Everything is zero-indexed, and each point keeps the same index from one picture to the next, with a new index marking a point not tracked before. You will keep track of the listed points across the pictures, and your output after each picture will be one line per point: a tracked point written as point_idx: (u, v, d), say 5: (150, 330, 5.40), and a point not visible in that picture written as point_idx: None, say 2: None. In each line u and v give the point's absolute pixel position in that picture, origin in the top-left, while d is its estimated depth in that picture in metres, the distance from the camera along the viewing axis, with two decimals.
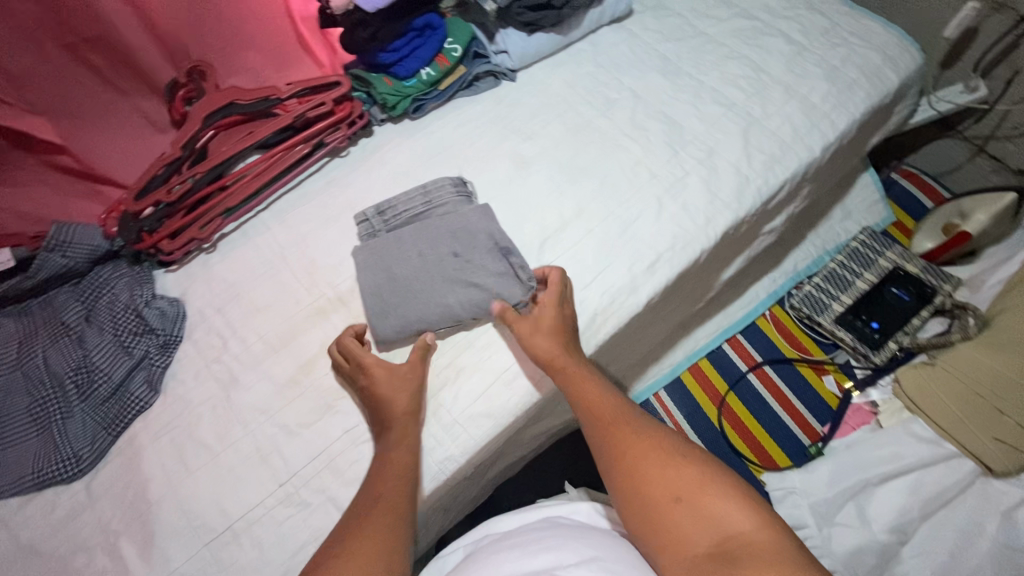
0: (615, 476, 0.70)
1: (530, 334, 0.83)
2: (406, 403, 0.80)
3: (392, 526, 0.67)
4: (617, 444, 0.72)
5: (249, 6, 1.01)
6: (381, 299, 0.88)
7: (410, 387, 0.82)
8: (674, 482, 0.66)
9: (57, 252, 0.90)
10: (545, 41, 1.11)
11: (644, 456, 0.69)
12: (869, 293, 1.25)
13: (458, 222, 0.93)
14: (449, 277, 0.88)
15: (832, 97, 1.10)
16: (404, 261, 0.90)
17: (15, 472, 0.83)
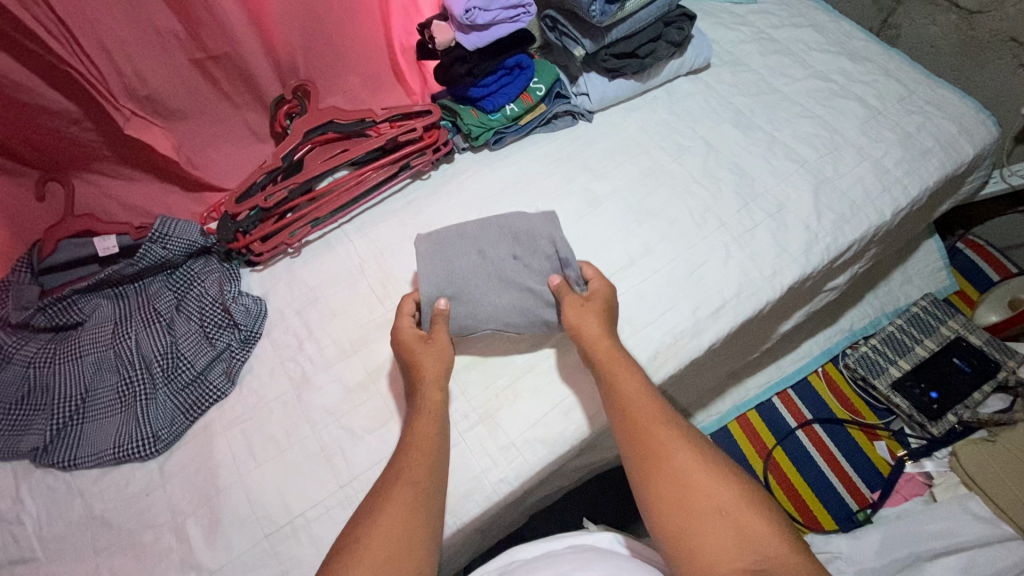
0: (648, 475, 0.69)
1: (580, 320, 0.85)
2: (433, 367, 0.83)
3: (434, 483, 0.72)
4: (656, 444, 0.70)
5: (358, 36, 1.07)
6: (441, 291, 0.90)
7: (441, 354, 0.85)
8: (713, 493, 0.65)
9: (159, 244, 0.97)
10: (624, 87, 1.16)
11: (684, 462, 0.68)
12: (928, 361, 1.23)
13: (522, 224, 0.95)
14: (505, 277, 0.91)
15: (905, 163, 1.11)
16: (466, 261, 0.92)
17: (98, 445, 0.88)
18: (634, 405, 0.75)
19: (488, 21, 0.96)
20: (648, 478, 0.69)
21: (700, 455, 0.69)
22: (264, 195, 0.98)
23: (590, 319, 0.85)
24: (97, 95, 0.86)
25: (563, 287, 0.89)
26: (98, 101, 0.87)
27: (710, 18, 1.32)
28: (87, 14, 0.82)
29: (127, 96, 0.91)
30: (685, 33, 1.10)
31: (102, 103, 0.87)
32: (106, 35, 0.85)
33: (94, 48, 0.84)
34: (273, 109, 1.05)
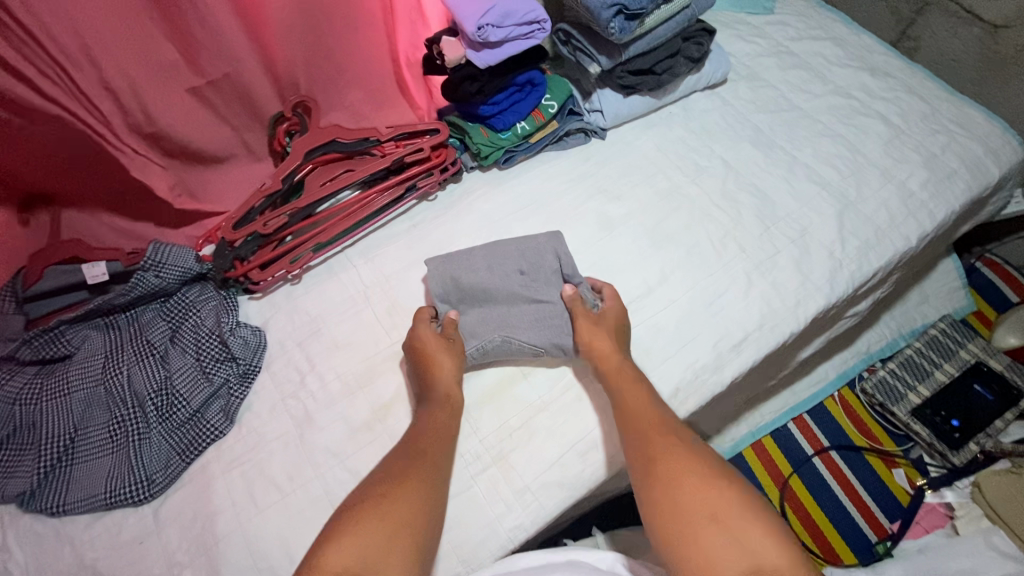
0: (647, 479, 0.72)
1: (590, 333, 0.86)
2: (449, 374, 0.84)
3: (420, 484, 0.72)
4: (656, 450, 0.73)
5: (361, 50, 1.00)
6: (449, 305, 0.91)
7: (456, 356, 0.86)
8: (706, 496, 0.67)
9: (152, 272, 0.92)
10: (639, 103, 1.11)
11: (680, 466, 0.71)
12: (948, 386, 1.19)
13: (529, 241, 0.94)
14: (513, 293, 0.91)
15: (931, 185, 1.07)
16: (476, 280, 0.91)
17: (89, 489, 0.83)
18: (636, 413, 0.78)
19: (501, 39, 0.90)
20: (647, 481, 0.71)
21: (696, 461, 0.71)
22: (263, 221, 0.93)
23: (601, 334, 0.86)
24: (99, 139, 0.83)
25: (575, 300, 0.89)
26: (102, 145, 0.85)
27: (726, 29, 1.28)
28: (78, 38, 0.75)
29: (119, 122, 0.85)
30: (704, 49, 1.06)
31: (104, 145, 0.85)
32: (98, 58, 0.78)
33: (84, 78, 0.78)
34: (271, 126, 1.00)
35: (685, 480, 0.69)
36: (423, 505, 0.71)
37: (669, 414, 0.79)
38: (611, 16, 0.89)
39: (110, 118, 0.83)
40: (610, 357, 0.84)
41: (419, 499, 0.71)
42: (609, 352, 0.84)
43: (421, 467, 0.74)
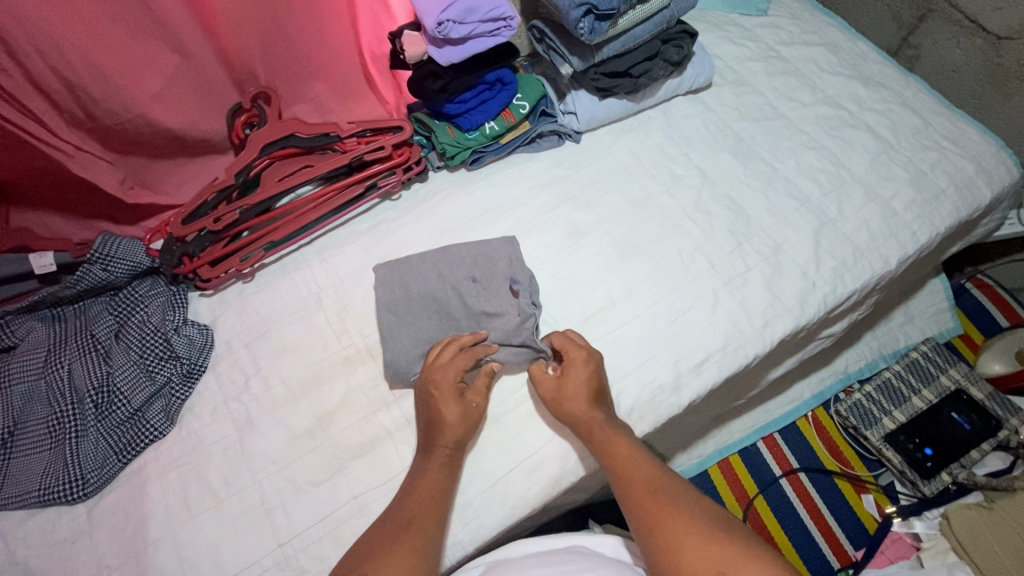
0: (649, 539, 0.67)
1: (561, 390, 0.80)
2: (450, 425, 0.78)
3: (429, 520, 0.71)
4: (654, 506, 0.69)
5: (324, 43, 0.96)
6: (395, 314, 0.89)
7: (470, 408, 0.80)
8: (713, 549, 0.63)
9: (99, 265, 0.90)
10: (615, 107, 1.07)
11: (682, 520, 0.67)
12: (925, 414, 1.15)
13: (481, 247, 0.93)
14: (461, 299, 0.88)
15: (916, 206, 1.03)
16: (425, 286, 0.90)
17: (22, 486, 0.81)
18: (625, 463, 0.74)
19: (463, 35, 0.86)
20: (648, 541, 0.67)
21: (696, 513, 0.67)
22: (213, 217, 0.90)
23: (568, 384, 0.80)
24: (32, 140, 0.82)
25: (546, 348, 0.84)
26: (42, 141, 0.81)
27: (715, 31, 1.22)
28: (14, 25, 0.71)
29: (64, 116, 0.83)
30: (684, 53, 1.01)
31: (41, 147, 0.83)
32: (40, 52, 0.75)
33: (8, 80, 0.76)
34: (229, 118, 0.96)
35: (687, 536, 0.65)
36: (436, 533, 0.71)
37: (659, 464, 0.75)
38: (580, 15, 0.85)
39: (42, 116, 0.81)
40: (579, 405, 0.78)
41: (426, 535, 0.70)
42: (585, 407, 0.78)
43: (432, 499, 0.73)
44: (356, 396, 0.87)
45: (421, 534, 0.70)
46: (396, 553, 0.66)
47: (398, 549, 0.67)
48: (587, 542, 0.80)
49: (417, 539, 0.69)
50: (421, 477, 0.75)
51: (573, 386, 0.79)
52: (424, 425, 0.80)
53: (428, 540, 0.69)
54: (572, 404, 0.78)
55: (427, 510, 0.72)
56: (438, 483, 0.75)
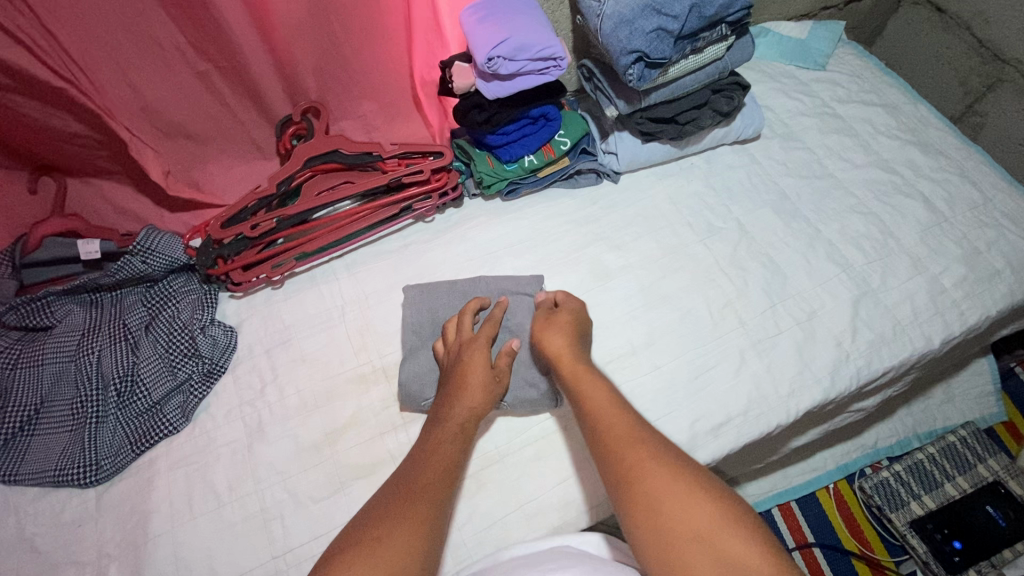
0: (625, 506, 0.63)
1: (551, 338, 0.81)
2: (478, 399, 0.78)
3: (441, 485, 0.68)
4: (629, 467, 0.65)
5: (377, 62, 0.99)
6: (420, 338, 0.90)
7: (493, 383, 0.80)
8: (694, 519, 0.59)
9: (140, 257, 0.93)
10: (657, 151, 1.06)
11: (660, 484, 0.63)
12: (956, 503, 1.08)
13: (510, 282, 0.94)
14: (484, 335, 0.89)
15: (966, 284, 0.98)
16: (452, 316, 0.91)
17: (40, 463, 0.84)
18: (602, 423, 0.70)
19: (513, 72, 0.86)
20: (626, 508, 0.63)
21: (677, 476, 0.63)
22: (251, 223, 0.93)
23: (553, 332, 0.82)
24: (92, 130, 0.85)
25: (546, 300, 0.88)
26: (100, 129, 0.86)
27: (770, 81, 1.20)
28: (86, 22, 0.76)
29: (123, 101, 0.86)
30: (734, 104, 1.00)
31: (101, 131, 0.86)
32: (108, 46, 0.80)
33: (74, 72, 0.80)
34: (278, 129, 0.99)
35: (660, 499, 0.61)
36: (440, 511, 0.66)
37: (641, 419, 0.71)
38: (630, 62, 0.84)
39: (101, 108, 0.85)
40: (568, 354, 0.79)
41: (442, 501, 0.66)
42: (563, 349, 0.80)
43: (445, 472, 0.70)
44: (365, 415, 0.88)
45: (437, 498, 0.66)
46: (407, 512, 0.63)
47: (406, 512, 0.63)
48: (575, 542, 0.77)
49: (436, 495, 0.67)
50: (434, 445, 0.73)
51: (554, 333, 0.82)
52: (438, 404, 0.79)
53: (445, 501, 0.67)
54: (557, 354, 0.80)
55: (433, 483, 0.68)
56: (453, 452, 0.73)
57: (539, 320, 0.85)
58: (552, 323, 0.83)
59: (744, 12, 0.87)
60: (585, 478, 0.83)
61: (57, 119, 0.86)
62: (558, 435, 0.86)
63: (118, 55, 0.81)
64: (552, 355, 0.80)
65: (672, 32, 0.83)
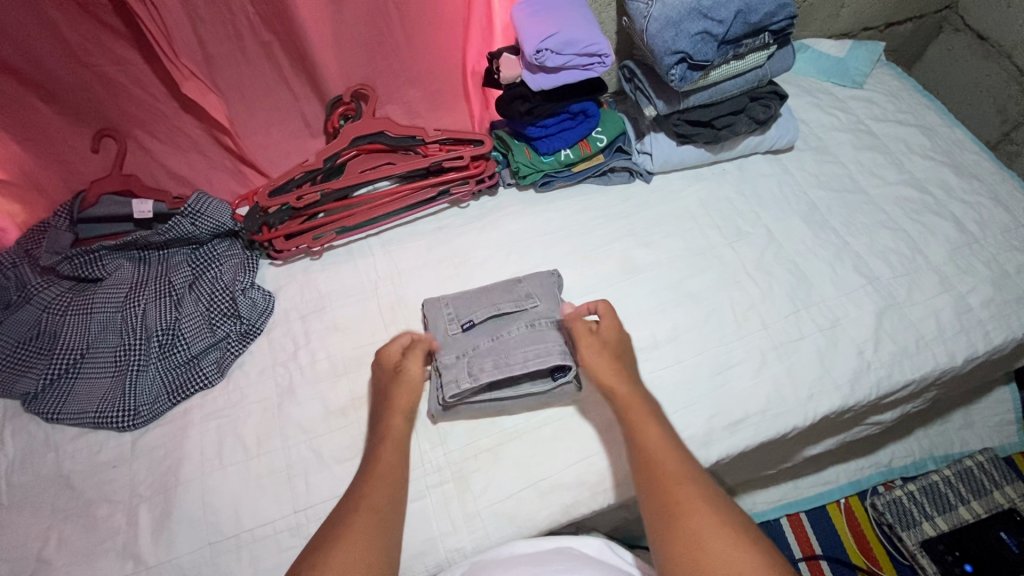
0: (663, 539, 0.65)
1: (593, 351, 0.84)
2: (404, 402, 0.82)
3: (388, 493, 0.74)
4: (677, 502, 0.67)
5: (428, 49, 1.03)
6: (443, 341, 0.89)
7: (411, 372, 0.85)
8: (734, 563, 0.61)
9: (189, 219, 0.97)
10: (691, 154, 1.08)
11: (706, 527, 0.64)
12: (971, 528, 1.07)
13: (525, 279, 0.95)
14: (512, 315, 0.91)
15: (993, 305, 0.98)
16: (483, 313, 0.90)
17: (82, 405, 0.89)
18: (656, 459, 0.72)
19: (558, 65, 0.90)
20: (664, 536, 0.65)
21: (724, 520, 0.65)
22: (297, 195, 0.97)
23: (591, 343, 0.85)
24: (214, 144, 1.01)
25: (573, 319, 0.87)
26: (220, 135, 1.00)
27: (806, 96, 1.22)
28: None
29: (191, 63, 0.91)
30: (770, 112, 1.02)
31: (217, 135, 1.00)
32: (185, 11, 0.85)
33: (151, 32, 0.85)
34: (329, 108, 1.03)
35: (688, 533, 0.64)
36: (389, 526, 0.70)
37: (693, 461, 0.73)
38: (673, 63, 0.87)
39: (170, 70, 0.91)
40: (608, 367, 0.83)
41: (382, 509, 0.71)
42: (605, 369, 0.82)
43: (387, 479, 0.75)
44: None
45: (375, 508, 0.71)
46: (351, 530, 0.67)
47: (358, 525, 0.68)
48: (577, 544, 0.79)
49: (375, 527, 0.69)
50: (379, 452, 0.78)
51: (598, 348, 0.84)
52: (378, 409, 0.83)
53: (392, 499, 0.73)
54: (598, 364, 0.83)
55: (376, 497, 0.72)
56: (392, 461, 0.77)
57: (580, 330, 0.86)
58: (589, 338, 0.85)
59: (788, 22, 0.90)
60: (598, 460, 0.85)
61: (128, 76, 0.92)
62: (576, 418, 0.88)
63: (193, 20, 0.87)
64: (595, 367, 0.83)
65: (716, 36, 0.86)
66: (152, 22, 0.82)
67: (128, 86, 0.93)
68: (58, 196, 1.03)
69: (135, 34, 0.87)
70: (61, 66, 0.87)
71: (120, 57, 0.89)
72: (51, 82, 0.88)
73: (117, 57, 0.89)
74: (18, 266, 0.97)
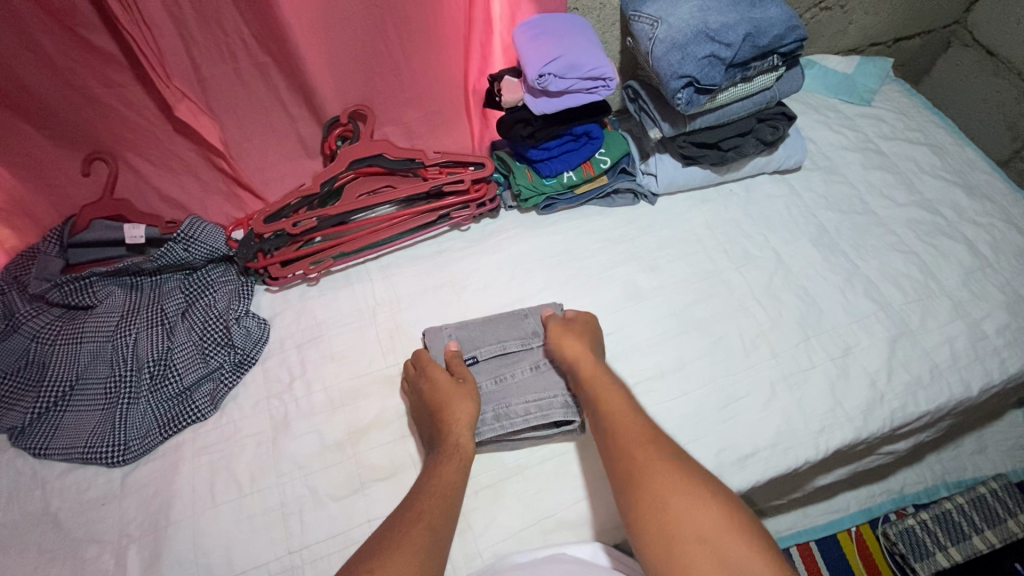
0: (628, 499, 0.66)
1: (567, 339, 0.85)
2: (463, 417, 0.79)
3: (443, 513, 0.69)
4: (643, 460, 0.67)
5: (428, 70, 1.01)
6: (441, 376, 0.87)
7: (462, 382, 0.82)
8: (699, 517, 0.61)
9: (182, 245, 0.94)
10: (697, 175, 1.06)
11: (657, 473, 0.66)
12: (985, 559, 1.04)
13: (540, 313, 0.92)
14: (516, 354, 0.89)
15: (1009, 332, 0.95)
16: (487, 350, 0.88)
17: (71, 440, 0.86)
18: (611, 421, 0.73)
19: (561, 89, 0.87)
20: (629, 493, 0.66)
21: (678, 468, 0.66)
22: (293, 221, 0.94)
23: (571, 337, 0.84)
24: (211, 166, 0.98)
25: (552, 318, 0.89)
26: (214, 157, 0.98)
27: (813, 114, 1.20)
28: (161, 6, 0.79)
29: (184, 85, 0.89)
30: (778, 134, 1.00)
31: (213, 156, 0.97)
32: (178, 32, 0.83)
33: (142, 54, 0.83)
34: (325, 130, 1.01)
35: (642, 477, 0.66)
36: (443, 546, 0.66)
37: (660, 429, 0.72)
38: (679, 87, 0.84)
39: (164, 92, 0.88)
40: (587, 356, 0.82)
41: (439, 527, 0.67)
42: (581, 353, 0.82)
43: (445, 501, 0.70)
44: (389, 416, 0.88)
45: (434, 526, 0.67)
46: (406, 542, 0.64)
47: (412, 534, 0.65)
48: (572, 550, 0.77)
49: (427, 536, 0.65)
50: (436, 470, 0.74)
51: (573, 335, 0.85)
52: (434, 428, 0.79)
53: (447, 518, 0.69)
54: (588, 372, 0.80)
55: (431, 512, 0.68)
56: (452, 481, 0.73)
57: (555, 327, 0.87)
58: (568, 326, 0.87)
59: (798, 44, 0.88)
60: (603, 497, 0.82)
61: (119, 98, 0.89)
62: (579, 451, 0.85)
63: (188, 42, 0.84)
64: (568, 355, 0.83)
65: (724, 59, 0.83)
66: (144, 45, 0.80)
67: (120, 109, 0.91)
68: (48, 222, 1.00)
69: (126, 56, 0.85)
70: (50, 90, 0.85)
71: (111, 80, 0.87)
72: (41, 105, 0.86)
73: (108, 80, 0.87)
74: (7, 294, 0.94)
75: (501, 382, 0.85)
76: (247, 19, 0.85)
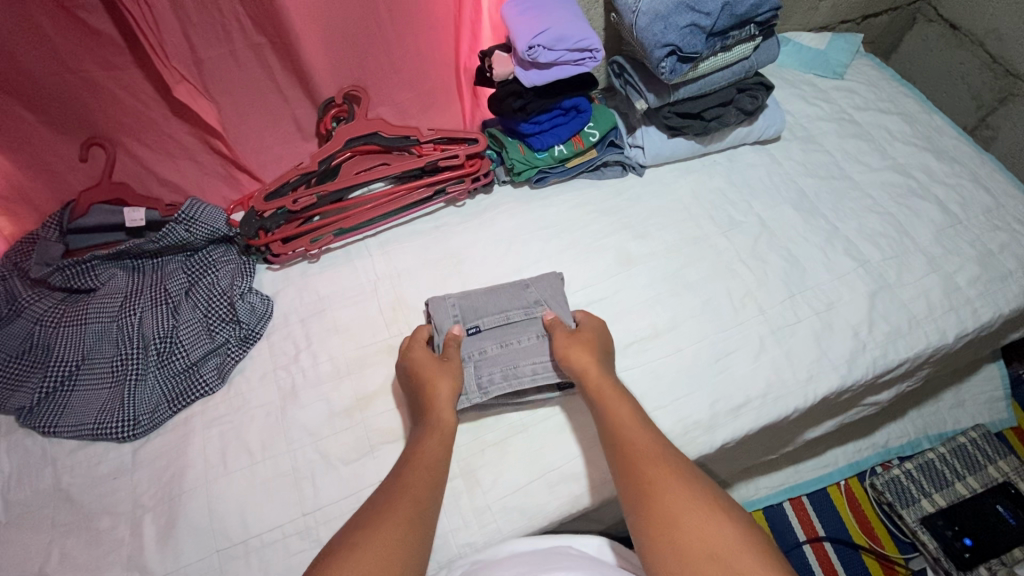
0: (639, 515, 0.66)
1: (575, 352, 0.82)
2: (444, 391, 0.80)
3: (427, 487, 0.71)
4: (654, 483, 0.67)
5: (420, 50, 1.04)
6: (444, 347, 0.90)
7: (444, 360, 0.84)
8: (707, 536, 0.61)
9: (183, 225, 0.96)
10: (682, 146, 1.10)
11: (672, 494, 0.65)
12: (968, 502, 1.09)
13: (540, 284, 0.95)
14: (520, 323, 0.91)
15: (980, 283, 1.01)
16: (490, 320, 0.91)
17: (80, 417, 0.87)
18: (625, 436, 0.73)
19: (550, 61, 0.91)
20: (636, 508, 0.66)
21: (694, 492, 0.65)
22: (293, 198, 0.96)
23: (580, 348, 0.82)
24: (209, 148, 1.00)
25: (558, 323, 0.88)
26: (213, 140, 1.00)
27: (790, 88, 1.25)
28: None
29: (182, 67, 0.90)
30: (758, 103, 1.05)
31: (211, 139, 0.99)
32: (176, 14, 0.85)
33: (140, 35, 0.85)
34: (321, 109, 1.04)
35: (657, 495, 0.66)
36: (428, 521, 0.68)
37: (673, 451, 0.72)
38: (663, 56, 0.89)
39: None
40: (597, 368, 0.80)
41: (423, 500, 0.69)
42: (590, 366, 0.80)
43: (429, 475, 0.72)
44: (395, 383, 0.91)
45: (417, 499, 0.69)
46: (386, 522, 0.65)
47: (392, 517, 0.66)
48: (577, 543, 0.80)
49: (410, 515, 0.67)
50: (419, 444, 0.76)
51: (583, 344, 0.83)
52: (419, 402, 0.81)
53: (431, 491, 0.71)
54: (597, 379, 0.79)
55: (415, 488, 0.70)
56: (434, 454, 0.74)
57: (562, 336, 0.85)
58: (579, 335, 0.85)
59: (773, 13, 0.93)
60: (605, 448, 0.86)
61: (116, 81, 0.91)
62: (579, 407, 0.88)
63: (185, 24, 0.86)
64: (578, 368, 0.80)
65: (704, 28, 0.88)
66: (143, 26, 0.82)
67: (117, 92, 0.92)
68: (47, 208, 1.01)
69: (124, 39, 0.86)
70: (48, 73, 0.86)
71: (109, 63, 0.88)
72: (38, 89, 0.87)
73: (105, 63, 0.88)
74: (8, 280, 0.95)
75: (506, 347, 0.88)
76: (243, 1, 0.87)
